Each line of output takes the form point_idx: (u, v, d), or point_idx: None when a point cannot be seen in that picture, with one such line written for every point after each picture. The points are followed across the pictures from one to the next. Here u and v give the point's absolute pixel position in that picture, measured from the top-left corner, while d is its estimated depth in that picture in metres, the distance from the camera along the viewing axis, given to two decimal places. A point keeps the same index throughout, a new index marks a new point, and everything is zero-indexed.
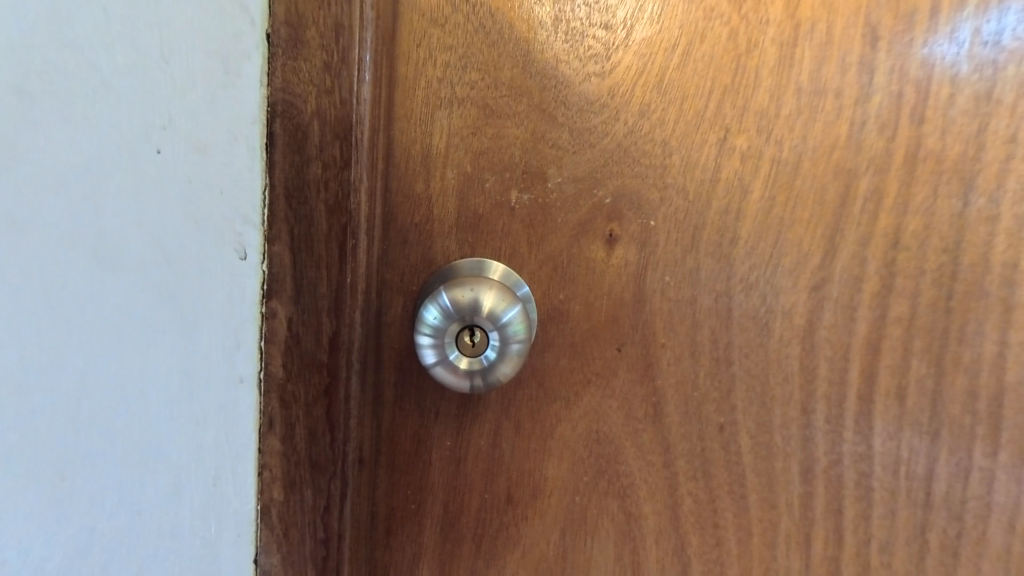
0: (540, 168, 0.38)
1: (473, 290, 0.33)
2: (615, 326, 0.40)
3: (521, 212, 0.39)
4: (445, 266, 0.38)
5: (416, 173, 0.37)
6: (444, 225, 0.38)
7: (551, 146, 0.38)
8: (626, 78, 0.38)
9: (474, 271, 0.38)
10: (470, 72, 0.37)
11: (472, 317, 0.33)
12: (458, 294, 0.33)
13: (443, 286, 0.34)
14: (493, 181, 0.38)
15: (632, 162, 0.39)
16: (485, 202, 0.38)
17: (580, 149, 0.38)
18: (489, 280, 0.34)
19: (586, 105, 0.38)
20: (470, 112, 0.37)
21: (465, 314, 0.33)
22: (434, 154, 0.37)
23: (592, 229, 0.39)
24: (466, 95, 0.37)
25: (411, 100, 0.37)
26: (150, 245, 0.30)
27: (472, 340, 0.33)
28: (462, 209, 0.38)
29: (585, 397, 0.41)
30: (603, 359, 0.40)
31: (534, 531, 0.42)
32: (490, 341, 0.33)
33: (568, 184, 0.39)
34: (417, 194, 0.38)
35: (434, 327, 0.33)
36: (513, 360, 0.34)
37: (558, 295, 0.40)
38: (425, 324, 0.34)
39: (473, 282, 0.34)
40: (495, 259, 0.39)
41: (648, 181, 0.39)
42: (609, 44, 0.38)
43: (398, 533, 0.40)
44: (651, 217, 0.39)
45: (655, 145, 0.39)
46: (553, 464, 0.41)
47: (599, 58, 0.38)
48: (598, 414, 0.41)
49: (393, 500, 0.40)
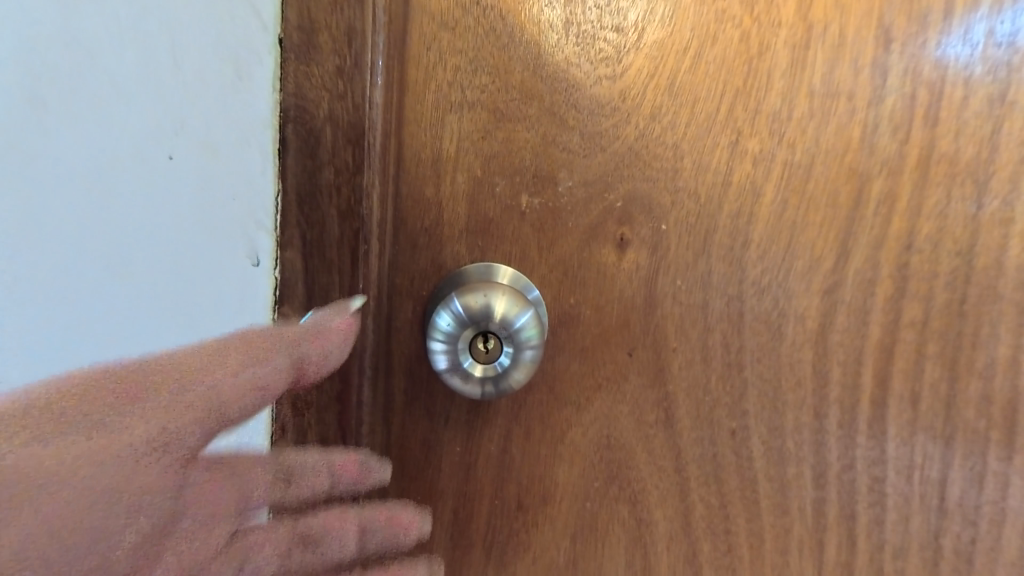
0: (551, 173, 0.38)
1: (485, 296, 0.33)
2: (627, 331, 0.40)
3: (532, 216, 0.38)
4: (454, 270, 0.38)
5: (426, 177, 0.37)
6: (454, 230, 0.38)
7: (562, 149, 0.38)
8: (637, 81, 0.38)
9: (483, 276, 0.38)
10: (480, 76, 0.37)
11: (485, 324, 0.33)
12: (470, 300, 0.33)
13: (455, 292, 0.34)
14: (503, 185, 0.38)
15: (644, 166, 0.39)
16: (496, 206, 0.38)
17: (590, 153, 0.38)
18: (499, 284, 0.34)
19: (597, 108, 0.38)
20: (481, 116, 0.37)
21: (478, 321, 0.33)
22: (445, 158, 0.37)
23: (604, 233, 0.39)
24: (476, 98, 0.37)
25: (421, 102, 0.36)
26: (158, 237, 0.32)
27: (484, 346, 0.33)
28: (472, 214, 0.38)
29: (596, 402, 0.40)
30: (614, 363, 0.40)
31: (545, 537, 0.41)
32: (503, 346, 0.33)
33: (579, 188, 0.38)
34: (427, 198, 0.37)
35: (445, 333, 0.33)
36: (526, 365, 0.34)
37: (569, 299, 0.39)
38: (437, 330, 0.33)
39: (485, 288, 0.33)
40: (505, 263, 0.38)
41: (660, 185, 0.39)
42: (620, 46, 0.38)
43: None
44: (661, 220, 0.39)
45: (667, 148, 0.38)
46: (564, 470, 0.41)
47: (611, 61, 0.38)
48: (610, 419, 0.40)
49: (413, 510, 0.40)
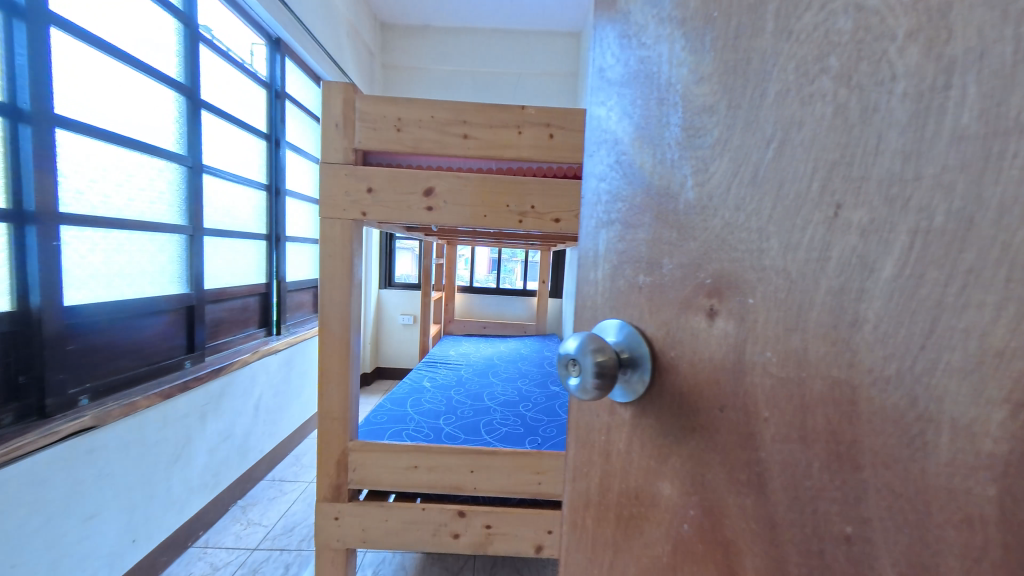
0: (658, 259, 0.52)
1: (597, 350, 0.49)
2: (717, 389, 0.46)
3: (645, 289, 0.53)
4: (603, 321, 0.58)
5: (588, 268, 0.62)
6: (600, 299, 0.60)
7: (665, 243, 0.51)
8: (725, 180, 0.45)
9: (634, 341, 0.53)
10: (615, 204, 0.58)
11: (585, 362, 0.49)
12: (592, 347, 0.49)
13: (589, 337, 0.50)
14: (627, 271, 0.56)
15: (732, 248, 0.44)
16: (622, 284, 0.57)
17: (685, 243, 0.49)
18: (641, 331, 0.53)
19: (692, 209, 0.48)
20: (616, 228, 0.57)
21: (585, 357, 0.49)
22: (598, 256, 0.61)
23: (696, 304, 0.47)
24: (613, 219, 0.58)
25: (587, 222, 0.62)
26: None
27: (573, 364, 0.50)
28: (611, 289, 0.58)
29: (691, 442, 0.48)
30: (708, 415, 0.47)
31: (653, 534, 0.53)
32: (579, 376, 0.50)
33: (677, 269, 0.50)
34: (588, 280, 0.62)
35: (564, 342, 0.51)
36: (581, 395, 0.50)
37: (669, 353, 0.50)
38: (568, 345, 0.51)
39: (601, 347, 0.50)
40: (626, 322, 0.55)
41: (747, 263, 0.43)
42: (709, 157, 0.47)
43: (579, 484, 0.64)
44: (749, 295, 0.43)
45: (752, 232, 0.43)
46: (665, 487, 0.51)
47: (701, 171, 0.47)
48: (702, 462, 0.47)
49: (586, 477, 0.63)
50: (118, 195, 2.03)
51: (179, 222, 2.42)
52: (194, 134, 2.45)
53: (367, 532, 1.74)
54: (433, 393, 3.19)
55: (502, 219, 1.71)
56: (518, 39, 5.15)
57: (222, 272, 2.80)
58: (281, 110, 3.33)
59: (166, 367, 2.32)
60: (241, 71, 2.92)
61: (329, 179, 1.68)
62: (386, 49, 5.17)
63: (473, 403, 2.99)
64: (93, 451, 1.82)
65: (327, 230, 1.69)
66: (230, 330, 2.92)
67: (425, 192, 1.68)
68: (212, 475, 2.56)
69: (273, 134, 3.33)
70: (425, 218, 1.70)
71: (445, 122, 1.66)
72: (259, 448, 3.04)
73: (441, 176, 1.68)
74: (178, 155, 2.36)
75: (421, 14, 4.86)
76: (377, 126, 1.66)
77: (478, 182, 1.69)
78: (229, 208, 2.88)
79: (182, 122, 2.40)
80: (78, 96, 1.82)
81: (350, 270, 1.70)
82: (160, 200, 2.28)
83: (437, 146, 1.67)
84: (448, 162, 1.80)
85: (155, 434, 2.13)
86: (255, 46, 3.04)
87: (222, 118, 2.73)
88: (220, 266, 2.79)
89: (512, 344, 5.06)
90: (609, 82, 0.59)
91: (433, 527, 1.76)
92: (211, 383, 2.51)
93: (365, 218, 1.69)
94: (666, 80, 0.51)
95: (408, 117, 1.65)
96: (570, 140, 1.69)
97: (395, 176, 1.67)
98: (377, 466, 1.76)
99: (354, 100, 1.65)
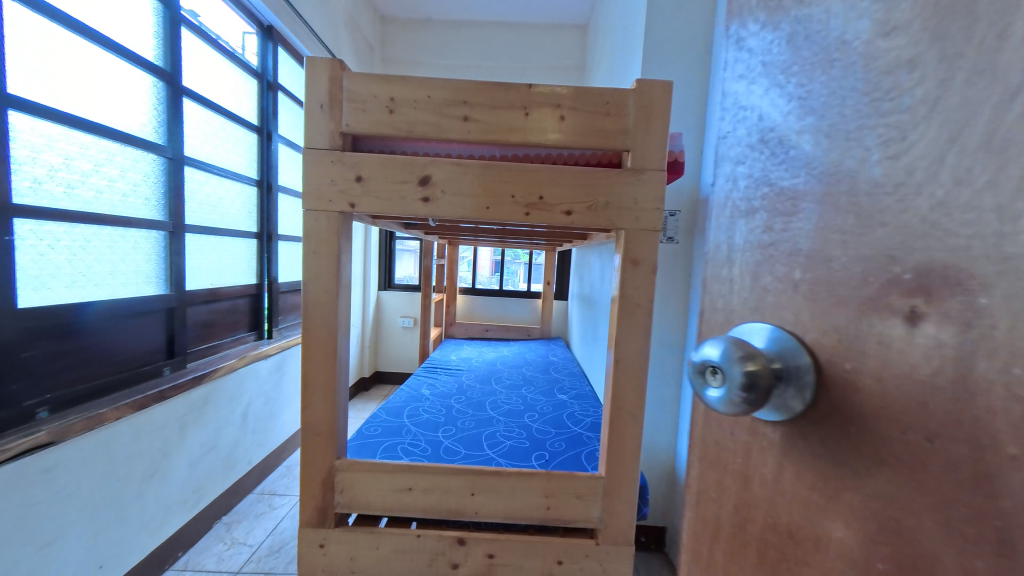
0: (826, 253, 0.43)
1: (739, 353, 0.42)
2: (922, 412, 0.33)
3: (806, 289, 0.45)
4: (749, 321, 0.51)
5: (724, 262, 0.57)
6: (740, 297, 0.53)
7: (836, 234, 0.41)
8: (932, 152, 0.32)
9: (792, 349, 0.44)
10: (762, 189, 0.51)
11: (727, 367, 0.42)
12: (733, 351, 0.42)
13: (730, 341, 0.43)
14: (782, 266, 0.48)
15: (947, 238, 0.31)
16: (772, 282, 0.49)
17: (869, 235, 0.38)
18: (795, 338, 0.45)
19: (878, 191, 0.37)
20: (765, 216, 0.50)
21: (725, 363, 0.42)
22: (736, 247, 0.54)
23: (888, 303, 0.36)
24: (760, 205, 0.51)
25: (722, 214, 0.57)
26: None
27: (712, 371, 0.43)
28: (757, 288, 0.51)
29: (878, 475, 0.37)
30: (903, 445, 0.35)
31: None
32: (721, 385, 0.42)
33: (856, 266, 0.39)
34: (724, 278, 0.56)
35: (700, 349, 0.45)
36: (725, 407, 0.42)
37: (844, 364, 0.40)
38: (704, 350, 0.44)
39: (745, 351, 0.42)
40: (779, 327, 0.46)
41: (973, 251, 0.29)
42: (908, 123, 0.34)
43: (713, 504, 0.58)
44: (977, 292, 0.28)
45: (981, 207, 0.28)
46: (837, 526, 0.41)
47: (893, 142, 0.36)
48: (895, 503, 0.35)
49: (715, 501, 0.57)
50: (86, 186, 1.90)
51: (158, 217, 2.30)
52: (172, 118, 2.34)
53: (357, 558, 1.69)
54: (433, 398, 3.04)
55: (505, 209, 1.61)
56: (522, 33, 5.16)
57: (207, 272, 2.72)
58: (271, 100, 3.32)
59: (143, 373, 2.21)
60: (231, 60, 2.92)
61: (313, 167, 1.59)
62: (386, 44, 5.21)
63: (475, 410, 2.84)
64: (51, 470, 1.67)
65: (312, 224, 1.61)
66: (218, 335, 2.85)
67: (421, 181, 1.60)
68: (198, 486, 2.49)
69: (266, 128, 3.30)
70: (421, 210, 1.61)
71: (443, 103, 1.57)
72: (244, 460, 2.93)
73: (439, 164, 1.59)
74: (159, 146, 2.28)
75: (419, 7, 4.90)
76: (367, 107, 1.57)
77: (481, 170, 1.60)
78: (215, 203, 2.79)
79: (160, 109, 2.30)
80: (39, 69, 1.71)
81: (335, 267, 1.63)
82: (132, 197, 2.13)
83: (435, 131, 1.58)
84: (447, 148, 1.70)
85: (125, 449, 2.00)
86: (247, 34, 3.07)
87: (206, 107, 2.65)
88: (199, 264, 2.64)
89: (517, 348, 4.94)
90: (753, 49, 0.53)
91: (428, 555, 1.70)
92: (191, 392, 2.40)
93: (354, 209, 1.61)
94: (833, 39, 0.42)
95: (401, 97, 1.56)
96: (578, 123, 1.57)
97: (388, 163, 1.59)
98: (366, 485, 1.70)
99: (342, 79, 1.56)
